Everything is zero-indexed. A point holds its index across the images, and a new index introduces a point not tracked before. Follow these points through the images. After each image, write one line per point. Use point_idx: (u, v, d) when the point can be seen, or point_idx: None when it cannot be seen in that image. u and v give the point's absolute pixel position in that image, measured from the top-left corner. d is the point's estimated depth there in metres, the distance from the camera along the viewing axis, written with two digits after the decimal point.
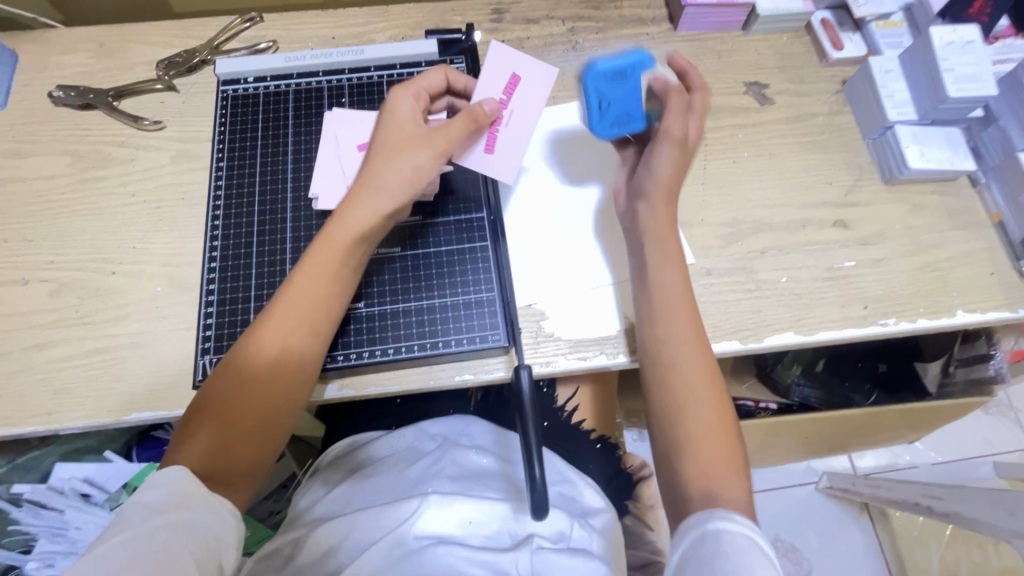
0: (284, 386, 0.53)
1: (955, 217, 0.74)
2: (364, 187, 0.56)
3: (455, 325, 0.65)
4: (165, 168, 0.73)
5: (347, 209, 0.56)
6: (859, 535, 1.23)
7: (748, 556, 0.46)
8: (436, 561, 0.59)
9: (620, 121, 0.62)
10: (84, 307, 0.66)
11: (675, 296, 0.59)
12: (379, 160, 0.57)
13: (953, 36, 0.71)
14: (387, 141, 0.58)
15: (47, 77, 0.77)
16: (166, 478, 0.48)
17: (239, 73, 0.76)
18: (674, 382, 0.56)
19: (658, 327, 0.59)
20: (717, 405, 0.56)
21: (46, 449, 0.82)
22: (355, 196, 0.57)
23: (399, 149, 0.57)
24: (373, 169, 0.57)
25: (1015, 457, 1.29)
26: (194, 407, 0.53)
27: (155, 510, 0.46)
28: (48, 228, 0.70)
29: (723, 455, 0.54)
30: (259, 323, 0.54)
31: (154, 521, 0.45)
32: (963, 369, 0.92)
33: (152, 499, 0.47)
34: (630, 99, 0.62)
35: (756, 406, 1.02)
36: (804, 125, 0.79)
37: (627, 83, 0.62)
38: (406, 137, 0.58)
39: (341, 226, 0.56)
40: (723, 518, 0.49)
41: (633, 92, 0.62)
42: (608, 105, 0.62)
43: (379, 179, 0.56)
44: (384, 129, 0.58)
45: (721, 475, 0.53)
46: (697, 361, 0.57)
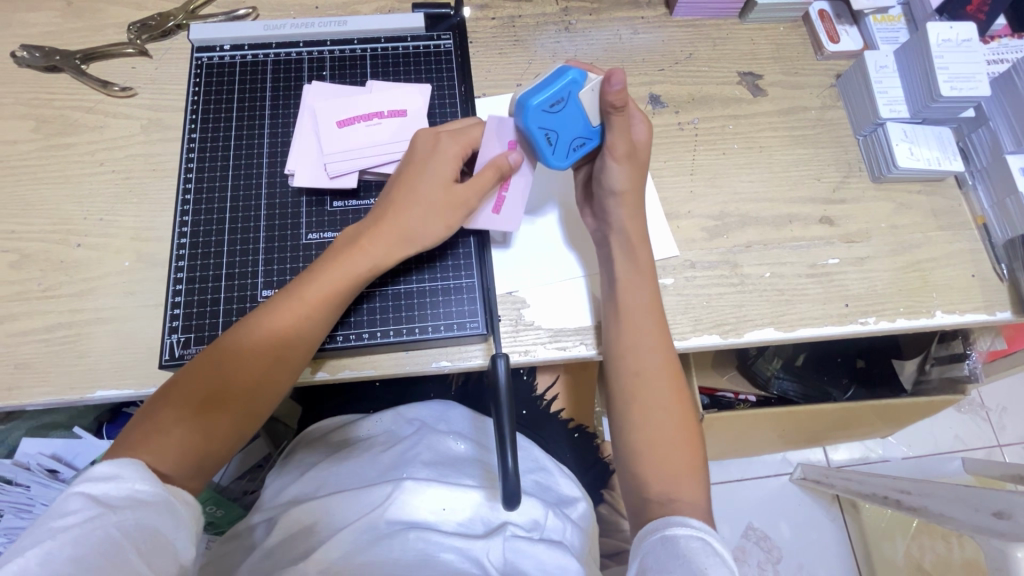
0: (274, 392, 0.53)
1: (940, 218, 0.74)
2: (391, 224, 0.56)
3: (433, 310, 0.64)
4: (135, 137, 0.70)
5: (366, 239, 0.56)
6: (828, 526, 1.26)
7: (701, 557, 0.47)
8: (409, 546, 0.58)
9: (574, 146, 0.58)
10: (47, 279, 0.64)
11: (647, 310, 0.59)
12: (407, 198, 0.57)
13: (949, 33, 0.70)
14: (421, 184, 0.58)
15: (11, 35, 0.74)
16: (112, 468, 0.44)
17: (214, 40, 0.72)
18: (638, 388, 0.57)
19: (625, 333, 0.59)
20: (681, 413, 0.57)
21: (11, 425, 0.79)
22: (378, 225, 0.57)
23: (433, 197, 0.57)
24: (401, 207, 0.57)
25: (980, 453, 1.32)
26: (168, 394, 0.50)
27: (102, 505, 0.42)
28: (9, 197, 0.67)
29: (685, 459, 0.55)
30: (260, 329, 0.52)
31: (100, 519, 0.41)
32: (937, 368, 0.95)
33: (97, 492, 0.43)
34: (578, 121, 0.57)
35: (736, 398, 1.04)
36: (795, 119, 0.77)
37: (567, 108, 0.56)
38: (443, 186, 0.58)
39: (360, 256, 0.56)
40: (677, 524, 0.50)
41: (580, 112, 0.57)
42: (557, 138, 0.58)
43: (407, 223, 0.57)
44: (423, 169, 0.58)
45: (684, 484, 0.54)
46: (668, 371, 0.58)
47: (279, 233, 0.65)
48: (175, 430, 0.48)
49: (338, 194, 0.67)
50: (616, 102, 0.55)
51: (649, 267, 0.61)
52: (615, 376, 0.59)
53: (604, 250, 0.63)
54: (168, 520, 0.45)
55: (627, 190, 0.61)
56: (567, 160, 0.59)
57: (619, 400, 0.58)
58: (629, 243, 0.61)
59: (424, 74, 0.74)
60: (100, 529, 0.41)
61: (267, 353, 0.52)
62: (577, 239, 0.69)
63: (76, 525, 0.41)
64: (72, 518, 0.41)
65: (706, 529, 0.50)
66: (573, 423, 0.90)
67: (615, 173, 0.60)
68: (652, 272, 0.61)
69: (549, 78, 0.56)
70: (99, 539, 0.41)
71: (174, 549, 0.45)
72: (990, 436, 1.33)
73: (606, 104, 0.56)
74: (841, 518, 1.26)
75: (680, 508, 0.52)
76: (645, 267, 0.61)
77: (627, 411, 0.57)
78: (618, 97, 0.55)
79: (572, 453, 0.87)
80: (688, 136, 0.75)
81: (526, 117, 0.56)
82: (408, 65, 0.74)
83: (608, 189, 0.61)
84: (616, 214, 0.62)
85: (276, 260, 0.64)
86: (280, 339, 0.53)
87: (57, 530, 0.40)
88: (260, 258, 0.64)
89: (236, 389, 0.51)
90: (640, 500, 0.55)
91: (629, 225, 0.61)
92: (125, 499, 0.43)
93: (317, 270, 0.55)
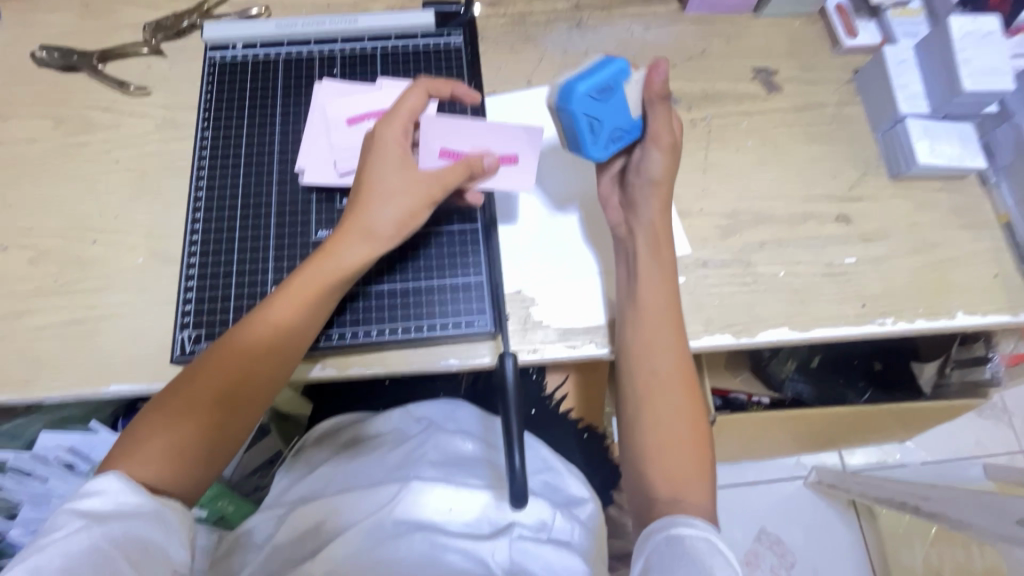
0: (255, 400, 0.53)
1: (961, 216, 0.72)
2: (356, 227, 0.55)
3: (441, 309, 0.64)
4: (150, 136, 0.71)
5: (333, 246, 0.55)
6: (845, 532, 1.23)
7: (708, 558, 0.46)
8: (415, 546, 0.58)
9: (613, 137, 0.59)
10: (63, 276, 0.65)
11: (664, 312, 0.58)
12: (371, 197, 0.56)
13: (972, 26, 0.69)
14: (382, 181, 0.56)
15: (31, 36, 0.75)
16: (100, 482, 0.46)
17: (227, 39, 0.73)
18: (647, 392, 0.56)
19: (641, 333, 0.58)
20: (693, 417, 0.56)
21: (31, 418, 0.81)
22: (346, 232, 0.56)
23: (394, 195, 0.56)
24: (364, 208, 0.56)
25: (1005, 459, 1.28)
26: (146, 417, 0.51)
27: (89, 517, 0.44)
28: (28, 194, 0.68)
29: (692, 465, 0.54)
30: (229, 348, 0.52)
31: (86, 530, 0.43)
32: (959, 370, 0.92)
33: (84, 505, 0.44)
34: (621, 113, 0.58)
35: (749, 399, 1.02)
36: (811, 115, 0.76)
37: (614, 97, 0.57)
38: (406, 183, 0.56)
39: (331, 259, 0.55)
40: (683, 524, 0.49)
41: (623, 103, 0.58)
42: (599, 129, 0.58)
43: (372, 224, 0.55)
44: (383, 166, 0.57)
45: (691, 492, 0.53)
46: (679, 373, 0.57)
47: (289, 230, 0.66)
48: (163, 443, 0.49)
49: (347, 191, 0.67)
50: (658, 94, 0.57)
51: (668, 264, 0.60)
52: (628, 376, 0.58)
53: (628, 249, 0.62)
54: (157, 527, 0.45)
55: (661, 181, 0.61)
56: (606, 148, 0.59)
57: (630, 400, 0.58)
58: (654, 238, 0.60)
59: (434, 71, 0.74)
60: (86, 541, 0.42)
61: (238, 369, 0.52)
62: (601, 241, 0.68)
63: (63, 539, 0.42)
64: (61, 531, 0.43)
65: (710, 530, 0.49)
66: (583, 422, 0.89)
67: (655, 162, 0.60)
68: (673, 276, 0.60)
69: (596, 65, 0.56)
70: (85, 550, 0.42)
71: (165, 553, 0.45)
72: (1015, 442, 1.30)
73: (651, 96, 0.57)
74: (858, 523, 1.24)
75: (688, 510, 0.52)
76: (668, 268, 0.60)
77: (634, 416, 0.57)
78: (661, 88, 0.57)
79: (581, 454, 0.87)
80: (701, 133, 0.74)
81: (573, 103, 0.55)
82: (418, 62, 0.74)
83: (644, 178, 0.61)
84: (645, 211, 0.61)
85: (285, 257, 0.65)
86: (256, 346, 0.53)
87: (47, 544, 0.42)
88: (270, 255, 0.65)
89: (213, 407, 0.51)
90: (646, 502, 0.54)
91: (657, 220, 0.61)
92: (111, 510, 0.44)
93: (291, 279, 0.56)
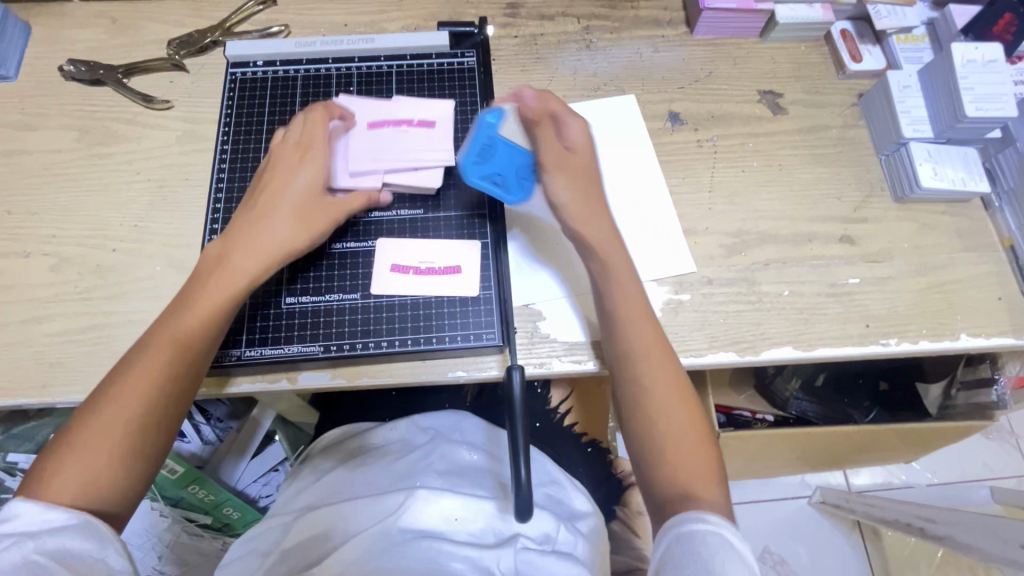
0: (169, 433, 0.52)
1: (965, 239, 0.73)
2: (255, 239, 0.57)
3: (450, 321, 0.65)
4: (170, 148, 0.73)
5: (230, 256, 0.57)
6: (849, 553, 1.23)
7: (722, 553, 0.46)
8: (420, 554, 0.59)
9: (522, 174, 0.66)
10: (82, 283, 0.67)
11: (636, 313, 0.59)
12: (267, 216, 0.58)
13: (974, 54, 0.70)
14: (283, 201, 0.59)
15: (58, 51, 0.78)
16: (23, 507, 0.45)
17: (248, 56, 0.75)
18: (650, 402, 0.56)
19: (619, 333, 0.59)
20: (687, 408, 0.56)
21: (42, 421, 0.81)
22: (242, 244, 0.57)
23: (293, 212, 0.59)
24: (261, 221, 0.58)
25: (1011, 482, 1.27)
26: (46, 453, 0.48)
27: (17, 536, 0.43)
28: (51, 203, 0.70)
29: (697, 455, 0.54)
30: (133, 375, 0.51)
31: (18, 546, 0.42)
32: (964, 393, 0.92)
33: (10, 527, 0.43)
34: (512, 151, 0.66)
35: (753, 417, 1.02)
36: (816, 137, 0.77)
37: (495, 147, 0.66)
38: (304, 201, 0.60)
39: (228, 272, 0.56)
40: (695, 520, 0.49)
41: (508, 143, 0.66)
42: (500, 179, 0.66)
43: (273, 235, 0.58)
44: (282, 186, 0.60)
45: (700, 485, 0.53)
46: (664, 366, 0.57)
47: None
48: (71, 468, 0.47)
49: None
50: (535, 112, 0.64)
51: (622, 254, 0.61)
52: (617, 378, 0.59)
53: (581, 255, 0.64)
54: (91, 538, 0.45)
55: (574, 199, 0.62)
56: (523, 189, 0.66)
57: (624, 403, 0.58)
58: (600, 245, 0.61)
59: (448, 90, 0.76)
60: (18, 556, 0.42)
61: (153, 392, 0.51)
62: (552, 250, 0.69)
63: None
64: None
65: (723, 524, 0.49)
66: (587, 437, 0.90)
67: (559, 187, 0.62)
68: (629, 266, 0.61)
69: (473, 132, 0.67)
70: (16, 566, 0.41)
71: (103, 561, 0.45)
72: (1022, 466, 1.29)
73: (530, 119, 0.64)
74: (862, 545, 1.23)
75: (701, 505, 0.51)
76: (624, 262, 0.61)
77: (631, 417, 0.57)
78: (531, 108, 0.64)
79: (584, 468, 0.88)
80: (707, 153, 0.76)
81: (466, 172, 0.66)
82: (433, 81, 0.76)
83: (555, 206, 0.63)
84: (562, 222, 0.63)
85: (300, 268, 0.66)
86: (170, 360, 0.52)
87: None
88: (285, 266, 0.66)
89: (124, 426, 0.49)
90: (657, 502, 0.54)
91: (594, 234, 0.62)
92: (40, 527, 0.44)
93: (197, 289, 0.56)
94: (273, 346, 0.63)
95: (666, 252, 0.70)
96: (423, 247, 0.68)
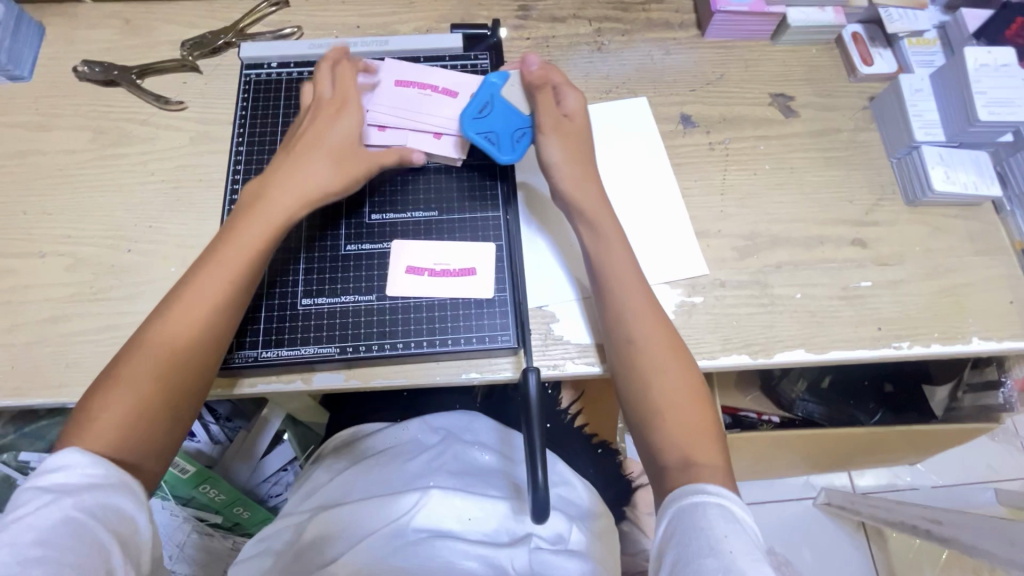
0: (208, 374, 0.53)
1: (976, 242, 0.73)
2: (291, 183, 0.58)
3: (465, 322, 0.65)
4: (184, 149, 0.73)
5: (265, 200, 0.58)
6: (854, 554, 1.23)
7: (721, 523, 0.47)
8: (434, 553, 0.59)
9: (517, 137, 0.67)
10: (98, 283, 0.67)
11: (630, 285, 0.60)
12: (301, 161, 0.59)
13: (987, 58, 0.70)
14: (319, 146, 0.60)
15: (72, 52, 0.78)
16: (59, 459, 0.45)
17: (262, 58, 0.76)
18: (643, 364, 0.57)
19: (613, 308, 0.60)
20: (685, 376, 0.57)
21: (54, 420, 0.82)
22: (278, 188, 0.58)
23: (327, 157, 0.60)
24: (296, 165, 0.59)
25: (1017, 484, 1.28)
26: (92, 389, 0.50)
27: (54, 491, 0.43)
28: (66, 203, 0.70)
29: (697, 420, 0.55)
30: (175, 312, 0.52)
31: (57, 503, 0.42)
32: (970, 395, 0.93)
33: (47, 481, 0.44)
34: (510, 115, 0.68)
35: (760, 418, 1.01)
36: (828, 140, 0.78)
37: (494, 109, 0.68)
38: (338, 146, 0.61)
39: (264, 214, 0.57)
40: (699, 491, 0.49)
41: (507, 107, 0.68)
42: (495, 138, 0.67)
43: (307, 178, 0.59)
44: (317, 131, 0.61)
45: (700, 447, 0.53)
46: (662, 338, 0.58)
47: (319, 244, 0.68)
48: (114, 413, 0.48)
49: (376, 206, 0.70)
50: (537, 79, 0.66)
51: (612, 221, 0.63)
52: (614, 352, 0.60)
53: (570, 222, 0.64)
54: (127, 497, 0.45)
55: (568, 160, 0.64)
56: (517, 149, 0.67)
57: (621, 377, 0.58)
58: (590, 211, 0.62)
59: None
60: (58, 511, 0.42)
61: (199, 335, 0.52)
62: (557, 236, 0.70)
63: (30, 514, 0.41)
64: (27, 507, 0.42)
65: (725, 494, 0.49)
66: (597, 438, 0.91)
67: (553, 150, 0.64)
68: (621, 234, 0.62)
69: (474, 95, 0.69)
70: (56, 521, 0.42)
71: (135, 523, 0.45)
72: None
73: (531, 82, 0.66)
74: (867, 546, 1.24)
75: (703, 473, 0.51)
76: (614, 230, 0.62)
77: (629, 384, 0.57)
78: (535, 74, 0.66)
79: (595, 469, 0.88)
80: (719, 155, 0.76)
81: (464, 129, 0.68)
82: None
83: (547, 165, 0.65)
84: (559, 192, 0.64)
85: (315, 269, 0.66)
86: (211, 304, 0.53)
87: (12, 522, 0.41)
88: (300, 268, 0.66)
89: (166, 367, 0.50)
90: (658, 474, 0.54)
91: (586, 195, 0.63)
92: (76, 483, 0.44)
93: (232, 231, 0.56)
94: (290, 348, 0.63)
95: (679, 255, 0.70)
96: (437, 250, 0.68)
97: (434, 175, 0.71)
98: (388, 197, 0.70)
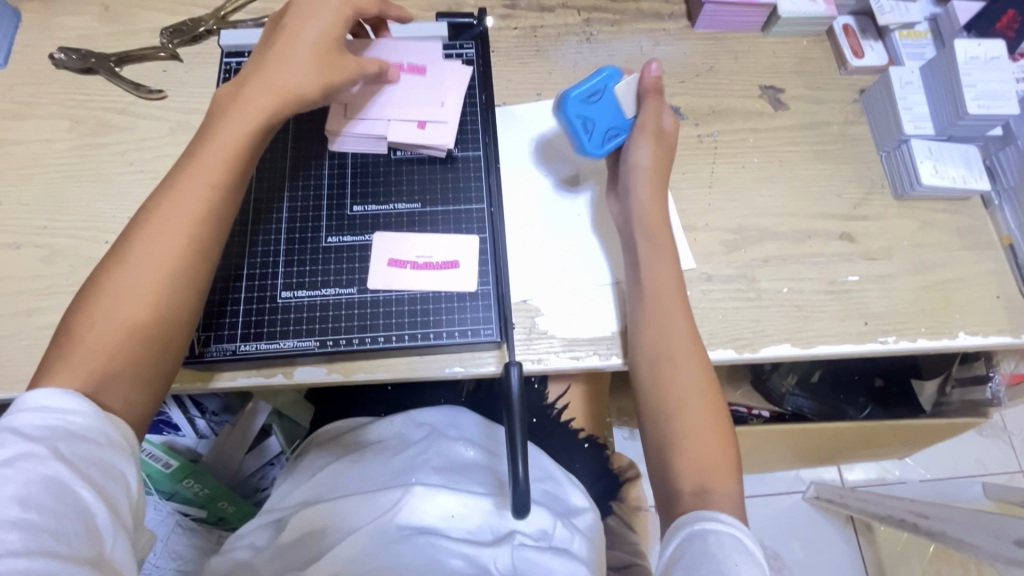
0: (196, 289, 0.51)
1: (965, 237, 0.73)
2: (264, 86, 0.56)
3: (448, 316, 0.64)
4: (163, 139, 0.72)
5: (237, 107, 0.55)
6: (842, 547, 1.24)
7: (733, 555, 0.47)
8: (418, 551, 0.59)
9: (607, 135, 0.65)
10: (75, 275, 0.66)
11: (675, 298, 0.60)
12: (278, 64, 0.57)
13: (978, 50, 0.70)
14: (291, 50, 0.57)
15: (49, 38, 0.76)
16: (40, 399, 0.43)
17: (243, 46, 0.74)
18: (671, 383, 0.57)
19: (654, 322, 0.59)
20: (712, 402, 0.56)
21: None
22: (251, 91, 0.56)
23: (301, 59, 0.57)
24: (270, 68, 0.57)
25: (1004, 479, 1.28)
26: (72, 315, 0.49)
27: (33, 438, 0.42)
28: (42, 193, 0.69)
29: (720, 450, 0.54)
30: (148, 223, 0.50)
31: (35, 453, 0.41)
32: (959, 390, 0.91)
33: (25, 426, 0.42)
34: (614, 112, 0.65)
35: (749, 412, 1.04)
36: (818, 133, 0.77)
37: (603, 99, 0.64)
38: (314, 50, 0.58)
39: (235, 121, 0.55)
40: (708, 520, 0.49)
41: (614, 104, 0.65)
42: (592, 128, 0.64)
43: (281, 81, 0.56)
44: (292, 35, 0.58)
45: (717, 477, 0.53)
46: (693, 356, 0.57)
47: (299, 236, 0.67)
48: (101, 330, 0.47)
49: (358, 197, 0.69)
50: (653, 86, 0.64)
51: (669, 239, 0.63)
52: (647, 369, 0.59)
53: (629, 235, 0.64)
54: (109, 448, 0.44)
55: (650, 168, 0.64)
56: (602, 145, 0.64)
57: (649, 394, 0.58)
58: (649, 226, 0.62)
59: None
60: (38, 462, 0.40)
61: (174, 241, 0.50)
62: (603, 237, 0.69)
63: (8, 463, 0.40)
64: (6, 453, 0.40)
65: (738, 526, 0.49)
66: (585, 433, 0.89)
67: (643, 154, 0.64)
68: (673, 253, 0.62)
69: (591, 75, 0.65)
70: (36, 475, 0.40)
71: (122, 474, 0.44)
72: (1014, 461, 1.30)
73: (645, 88, 0.64)
74: (855, 539, 1.24)
75: (715, 500, 0.51)
76: (666, 250, 0.62)
77: (655, 402, 0.57)
78: (654, 82, 0.64)
79: (582, 464, 0.87)
80: (707, 148, 0.75)
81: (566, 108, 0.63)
82: None
83: (631, 168, 0.64)
84: (637, 197, 0.64)
85: (295, 262, 0.65)
86: (191, 216, 0.51)
87: None
88: (280, 260, 0.65)
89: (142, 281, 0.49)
90: (669, 492, 0.54)
91: (650, 208, 0.63)
92: (55, 431, 0.42)
93: (205, 140, 0.54)
94: (269, 342, 0.62)
95: None
96: (420, 243, 0.67)
97: (418, 166, 0.70)
98: (371, 188, 0.69)
